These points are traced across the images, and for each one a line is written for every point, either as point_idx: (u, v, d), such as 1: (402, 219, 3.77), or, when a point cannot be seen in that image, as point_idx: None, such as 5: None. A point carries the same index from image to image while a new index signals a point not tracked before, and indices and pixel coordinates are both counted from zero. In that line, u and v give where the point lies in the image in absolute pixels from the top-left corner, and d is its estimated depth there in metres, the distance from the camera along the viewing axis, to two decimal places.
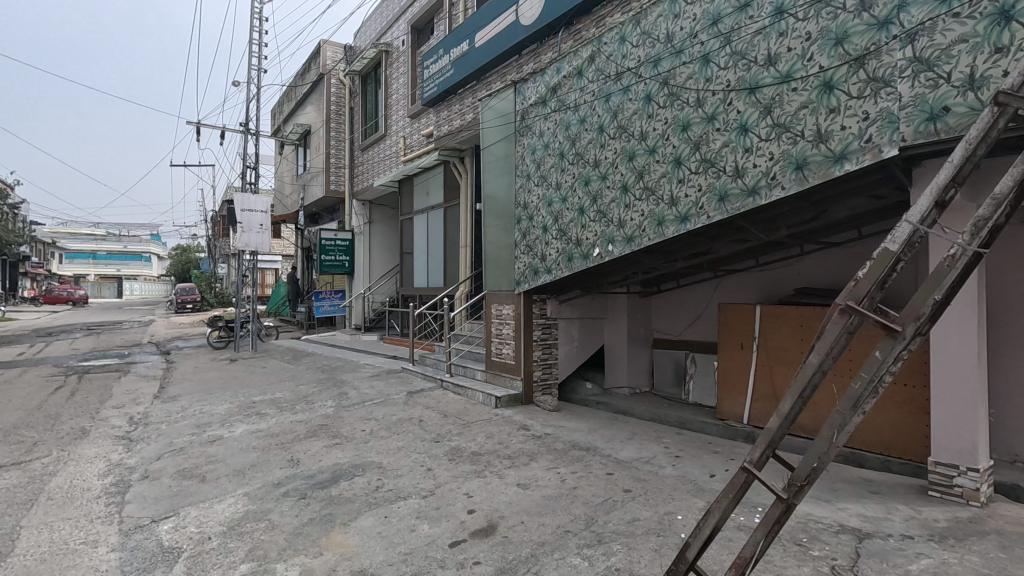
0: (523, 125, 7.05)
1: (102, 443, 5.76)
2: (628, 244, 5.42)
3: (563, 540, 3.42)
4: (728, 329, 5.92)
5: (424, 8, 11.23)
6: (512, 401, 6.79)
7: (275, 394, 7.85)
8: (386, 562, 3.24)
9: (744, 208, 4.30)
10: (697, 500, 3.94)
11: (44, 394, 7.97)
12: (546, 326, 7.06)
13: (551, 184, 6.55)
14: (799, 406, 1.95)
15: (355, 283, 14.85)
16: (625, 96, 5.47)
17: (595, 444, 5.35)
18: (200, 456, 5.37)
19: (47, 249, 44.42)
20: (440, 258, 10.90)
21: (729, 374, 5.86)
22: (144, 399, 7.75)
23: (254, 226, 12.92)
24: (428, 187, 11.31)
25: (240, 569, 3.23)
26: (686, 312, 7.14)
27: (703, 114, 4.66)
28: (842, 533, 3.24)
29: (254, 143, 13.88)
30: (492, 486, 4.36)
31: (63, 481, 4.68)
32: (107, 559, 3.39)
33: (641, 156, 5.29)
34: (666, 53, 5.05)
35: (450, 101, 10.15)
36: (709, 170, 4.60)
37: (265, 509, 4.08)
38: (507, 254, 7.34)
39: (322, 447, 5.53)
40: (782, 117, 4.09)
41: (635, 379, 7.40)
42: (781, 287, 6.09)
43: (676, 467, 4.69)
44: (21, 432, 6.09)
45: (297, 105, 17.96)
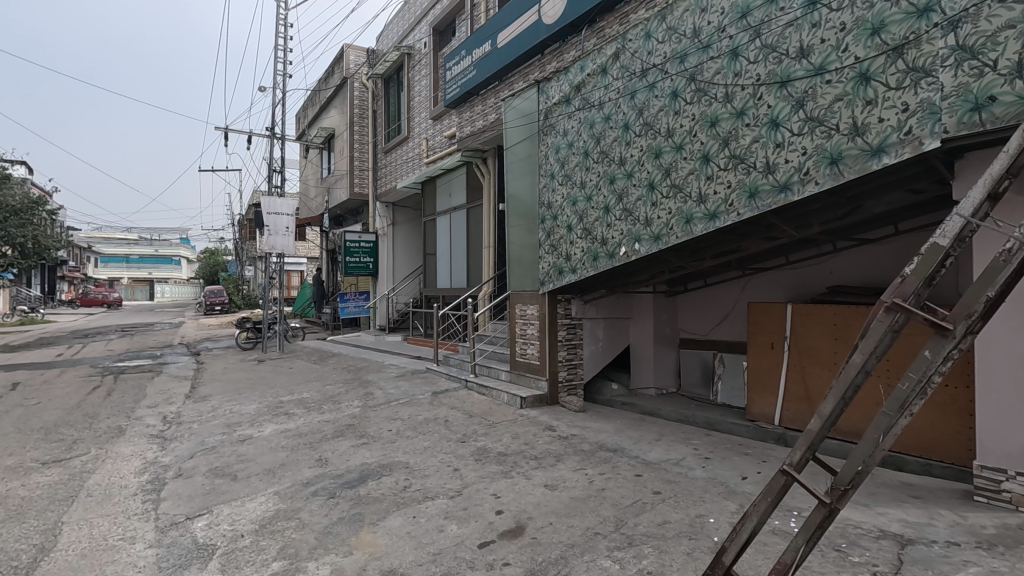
0: (547, 124, 7.02)
1: (137, 442, 5.90)
2: (655, 242, 5.35)
3: (593, 542, 3.38)
4: (758, 328, 5.80)
5: (445, 11, 11.29)
6: (537, 402, 6.76)
7: (303, 394, 7.96)
8: (416, 562, 3.24)
9: (776, 204, 4.21)
10: (730, 503, 3.86)
11: (83, 394, 8.24)
12: (571, 327, 7.01)
13: (576, 184, 6.52)
14: (842, 408, 1.88)
15: (379, 284, 15.00)
16: (651, 93, 5.41)
17: (622, 446, 5.30)
18: (231, 455, 5.45)
19: (83, 254, 45.83)
20: (463, 258, 10.94)
21: (759, 374, 5.74)
22: (177, 399, 7.93)
23: (280, 229, 13.13)
24: (451, 188, 11.35)
25: (272, 567, 3.27)
26: (713, 312, 7.04)
27: (732, 109, 4.58)
28: (883, 539, 3.14)
29: (279, 146, 14.10)
30: (520, 487, 4.34)
31: (101, 479, 4.80)
32: (144, 555, 3.46)
33: (668, 153, 5.22)
34: (693, 48, 4.97)
35: (473, 102, 10.18)
36: (739, 166, 4.51)
37: (295, 508, 4.12)
38: (530, 254, 7.31)
39: (350, 446, 5.57)
40: (815, 111, 3.98)
41: (661, 380, 7.31)
42: (812, 286, 5.95)
43: (707, 469, 4.61)
44: (60, 431, 6.27)
45: (321, 110, 18.23)
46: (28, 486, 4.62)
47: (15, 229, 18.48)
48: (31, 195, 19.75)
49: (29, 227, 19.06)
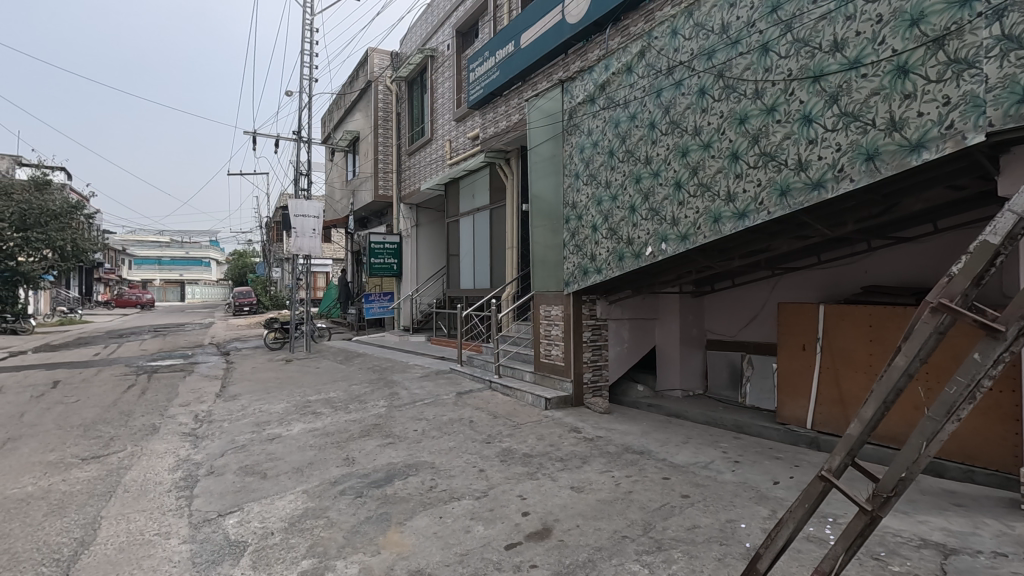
0: (571, 124, 6.98)
1: (171, 440, 6.04)
2: (682, 242, 5.27)
3: (621, 546, 3.34)
4: (789, 329, 5.68)
5: (469, 12, 11.33)
6: (562, 403, 6.72)
7: (330, 394, 8.06)
8: (442, 563, 3.24)
9: (809, 202, 4.10)
10: (761, 508, 3.77)
11: (120, 392, 8.49)
12: (596, 327, 6.96)
13: (600, 183, 6.47)
14: (884, 412, 1.81)
15: (404, 285, 15.14)
16: (677, 91, 5.34)
17: (649, 448, 5.23)
18: (261, 454, 5.54)
19: (118, 256, 47.34)
20: (486, 258, 10.96)
21: (791, 377, 5.61)
22: (208, 397, 8.10)
23: (306, 231, 13.33)
24: (474, 189, 11.38)
25: (302, 565, 3.32)
26: (741, 313, 6.92)
27: (762, 106, 4.49)
28: (924, 548, 3.03)
29: (306, 150, 14.33)
30: (546, 489, 4.32)
31: (137, 475, 4.94)
32: (179, 550, 3.54)
33: (695, 152, 5.15)
34: (721, 44, 4.89)
35: (496, 103, 10.19)
36: (770, 164, 4.43)
37: (323, 507, 4.17)
38: (555, 254, 7.28)
39: (376, 446, 5.62)
40: (850, 106, 3.88)
41: (688, 381, 7.21)
42: (845, 286, 5.80)
43: (737, 473, 4.51)
44: (99, 427, 6.48)
45: (346, 113, 18.49)
46: (69, 481, 4.77)
47: (56, 233, 19.16)
48: (71, 200, 20.48)
49: (69, 231, 19.72)
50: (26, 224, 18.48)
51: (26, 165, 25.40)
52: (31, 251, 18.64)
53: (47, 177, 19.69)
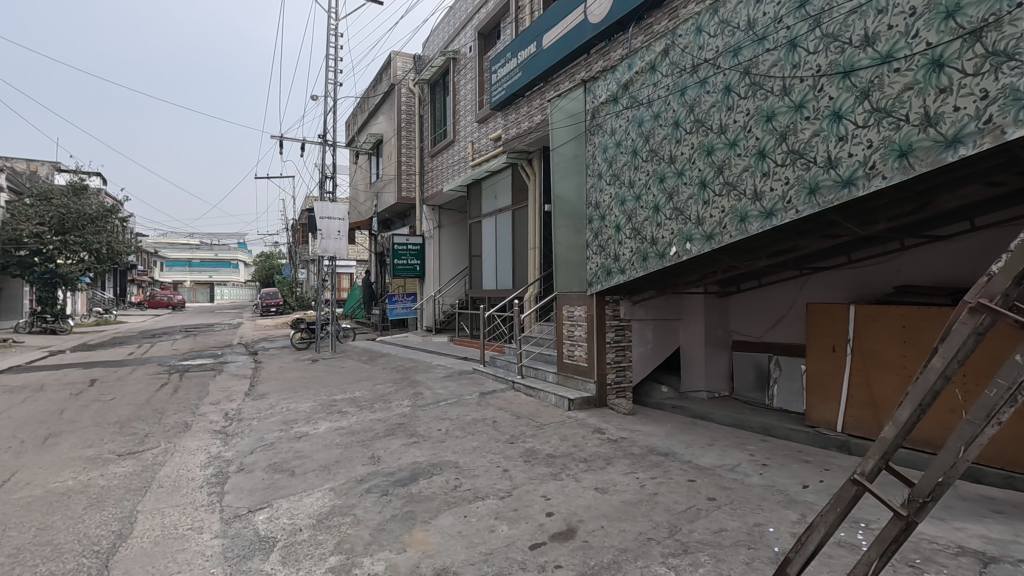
0: (594, 123, 6.96)
1: (202, 437, 6.21)
2: (707, 242, 5.21)
3: (646, 548, 3.32)
4: (818, 331, 5.57)
5: (490, 14, 11.38)
6: (585, 404, 6.69)
7: (355, 393, 8.18)
8: (467, 562, 3.26)
9: (839, 200, 4.01)
10: (790, 512, 3.70)
11: (153, 390, 8.74)
12: (620, 328, 6.93)
13: (624, 183, 6.44)
14: (920, 415, 1.77)
15: (426, 286, 15.28)
16: (702, 89, 5.28)
17: (674, 450, 5.18)
18: (289, 451, 5.66)
19: (150, 258, 48.75)
20: (508, 259, 11.00)
21: (820, 380, 5.49)
22: (237, 396, 8.29)
23: (332, 233, 13.53)
24: (496, 190, 11.42)
25: (329, 561, 3.37)
26: (768, 314, 6.81)
27: (790, 102, 4.42)
28: (961, 556, 2.94)
29: (331, 153, 14.56)
30: (569, 489, 4.31)
31: (171, 471, 5.08)
32: (211, 545, 3.63)
33: (720, 150, 5.09)
34: (747, 41, 4.82)
35: (518, 104, 10.23)
36: (798, 162, 4.35)
37: (349, 505, 4.23)
38: (577, 254, 7.27)
39: (401, 445, 5.68)
40: (881, 101, 3.79)
41: (713, 383, 7.18)
42: (876, 286, 5.66)
43: (764, 476, 4.44)
44: (134, 425, 6.68)
45: (369, 116, 18.77)
46: (106, 476, 4.94)
47: (92, 236, 19.80)
48: (106, 204, 21.13)
49: (104, 234, 20.33)
50: (64, 228, 19.14)
51: (65, 170, 26.32)
52: (69, 254, 19.29)
53: (84, 182, 20.38)
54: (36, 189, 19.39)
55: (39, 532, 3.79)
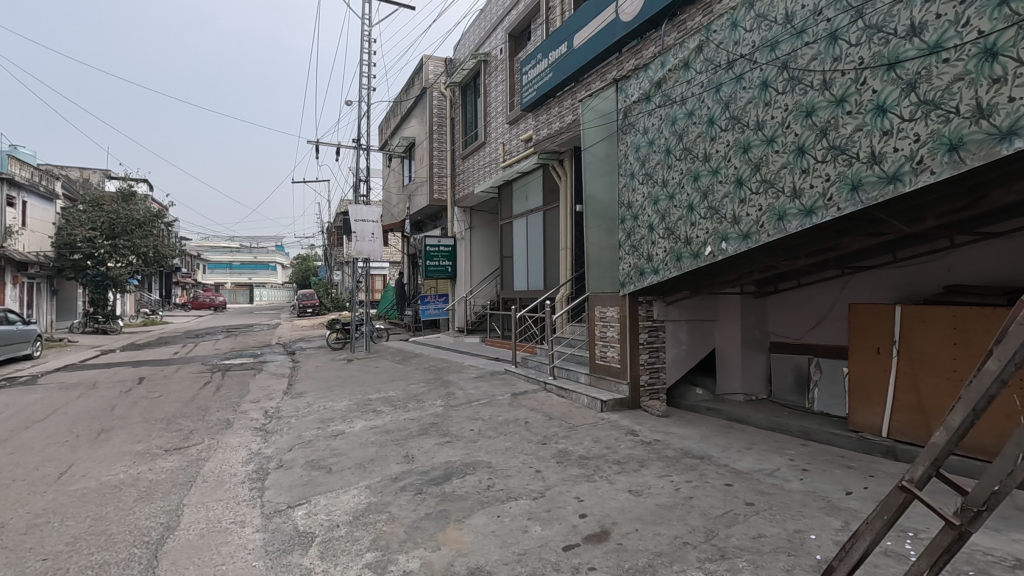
0: (626, 122, 6.90)
1: (243, 434, 6.41)
2: (744, 241, 5.10)
3: (682, 552, 3.27)
4: (862, 331, 5.38)
5: (521, 15, 11.40)
6: (618, 405, 6.62)
7: (389, 393, 8.31)
8: (501, 562, 3.28)
9: (884, 197, 3.87)
10: (833, 519, 3.59)
11: (197, 388, 9.07)
12: (654, 329, 6.85)
13: (657, 183, 6.36)
14: (974, 421, 1.68)
15: (458, 287, 15.41)
16: (738, 86, 5.18)
17: (710, 453, 5.08)
18: (326, 449, 5.79)
19: (193, 261, 50.61)
20: (539, 259, 10.99)
21: (864, 382, 5.31)
22: (276, 395, 8.52)
23: (366, 235, 13.78)
24: (527, 191, 11.42)
25: (366, 557, 3.44)
26: (807, 314, 6.63)
27: (831, 97, 4.29)
28: (1019, 569, 2.80)
29: (365, 157, 14.83)
30: (603, 491, 4.28)
31: (214, 467, 5.27)
32: (253, 539, 3.75)
33: (757, 147, 4.98)
34: (785, 34, 4.71)
35: (548, 105, 10.22)
36: (839, 158, 4.22)
37: (384, 502, 4.31)
38: (610, 255, 7.21)
39: (434, 444, 5.74)
40: (929, 93, 3.64)
41: (750, 386, 7.02)
42: (924, 285, 5.44)
43: (805, 482, 4.31)
44: (179, 421, 6.95)
45: (401, 120, 19.05)
46: (154, 470, 5.15)
47: (140, 240, 20.65)
48: (153, 209, 22.03)
49: (151, 238, 21.19)
50: (114, 233, 20.01)
51: (115, 177, 27.61)
52: (118, 257, 20.17)
53: (132, 188, 21.28)
54: (88, 196, 20.39)
55: (94, 522, 3.98)
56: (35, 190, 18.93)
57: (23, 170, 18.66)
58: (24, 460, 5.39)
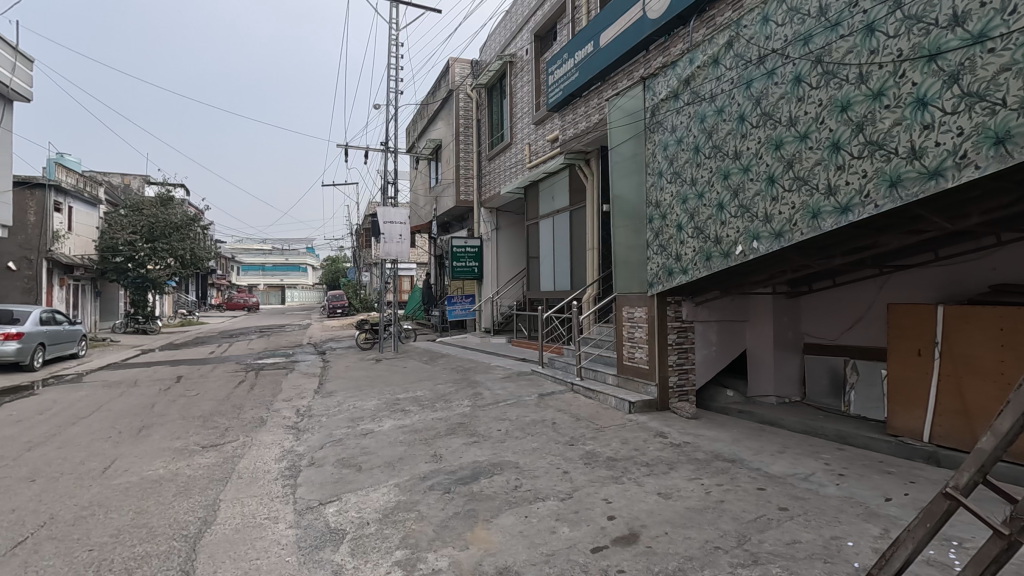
0: (653, 121, 6.83)
1: (276, 432, 6.56)
2: (776, 240, 4.99)
3: (713, 556, 3.22)
4: (901, 333, 5.20)
5: (547, 15, 11.38)
6: (647, 407, 6.55)
7: (417, 392, 8.39)
8: (529, 562, 3.28)
9: (925, 192, 3.73)
10: (871, 526, 3.48)
11: (232, 387, 9.33)
12: (682, 330, 6.76)
13: (685, 181, 6.27)
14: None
15: (485, 287, 15.48)
16: (769, 81, 5.07)
17: (741, 457, 4.98)
18: (356, 447, 5.88)
19: (227, 263, 52.10)
20: (565, 260, 10.97)
21: (904, 386, 5.12)
22: (307, 393, 8.71)
23: (394, 236, 13.94)
24: (553, 191, 11.40)
25: (396, 555, 3.48)
26: (843, 315, 6.44)
27: (867, 90, 4.16)
28: None
29: (392, 159, 15.01)
30: (632, 493, 4.24)
31: (249, 463, 5.41)
32: (286, 534, 3.83)
33: (790, 143, 4.87)
34: (819, 28, 4.59)
35: (575, 104, 10.18)
36: (877, 153, 4.09)
37: (414, 501, 4.35)
38: (637, 255, 7.14)
39: (462, 444, 5.78)
40: (973, 85, 3.50)
41: (783, 388, 6.89)
42: (968, 285, 5.23)
43: (841, 487, 4.19)
44: (215, 419, 7.16)
45: (428, 123, 19.24)
46: (192, 466, 5.32)
47: (177, 243, 21.32)
48: (190, 213, 22.73)
49: (188, 241, 21.87)
50: (153, 236, 20.73)
51: (154, 183, 28.62)
52: (157, 260, 20.86)
53: (170, 193, 21.98)
54: (129, 200, 21.15)
55: (136, 516, 4.13)
56: (80, 195, 19.74)
57: (69, 176, 19.50)
58: (71, 455, 5.62)
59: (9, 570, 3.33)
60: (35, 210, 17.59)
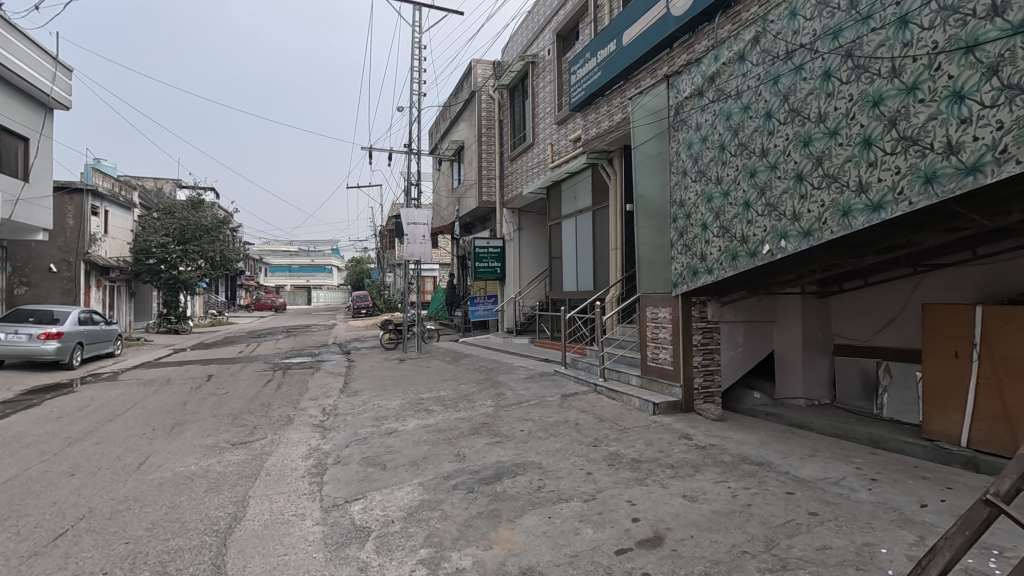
0: (677, 119, 6.75)
1: (303, 430, 6.68)
2: (805, 238, 4.88)
3: (741, 561, 3.16)
4: (938, 334, 5.04)
5: (569, 15, 11.35)
6: (671, 408, 6.47)
7: (440, 392, 8.44)
8: (553, 563, 3.27)
9: (962, 189, 3.61)
10: (906, 533, 3.38)
11: (260, 385, 9.53)
12: (707, 330, 6.66)
13: (710, 180, 6.17)
14: None
15: (507, 288, 15.50)
16: (797, 77, 4.98)
17: (769, 460, 4.89)
18: (381, 446, 5.95)
19: (254, 264, 53.29)
20: (588, 260, 10.91)
21: (940, 388, 4.97)
22: (333, 392, 8.85)
23: (417, 237, 14.06)
24: (576, 191, 11.35)
25: (420, 553, 3.52)
26: (876, 315, 6.27)
27: (901, 85, 4.05)
28: None
29: (415, 161, 15.15)
30: (656, 496, 4.20)
31: (277, 461, 5.52)
32: (313, 531, 3.90)
33: (819, 140, 4.76)
34: (849, 21, 4.49)
35: (598, 103, 10.13)
36: (911, 149, 3.97)
37: (437, 500, 4.38)
38: (661, 254, 7.06)
39: (486, 444, 5.80)
40: (1014, 76, 3.37)
41: (812, 390, 6.75)
42: (1008, 284, 5.04)
43: (874, 492, 4.08)
44: (245, 417, 7.33)
45: (451, 124, 19.36)
46: (223, 463, 5.45)
47: (208, 245, 21.85)
48: (219, 216, 23.30)
49: (218, 243, 22.41)
50: (185, 239, 21.29)
51: (185, 187, 29.42)
52: (188, 261, 21.42)
53: (201, 197, 22.55)
54: (162, 204, 21.76)
55: (170, 510, 4.25)
56: (115, 200, 20.41)
57: (105, 181, 20.17)
58: (108, 451, 5.82)
59: (51, 561, 3.45)
60: (73, 214, 18.23)
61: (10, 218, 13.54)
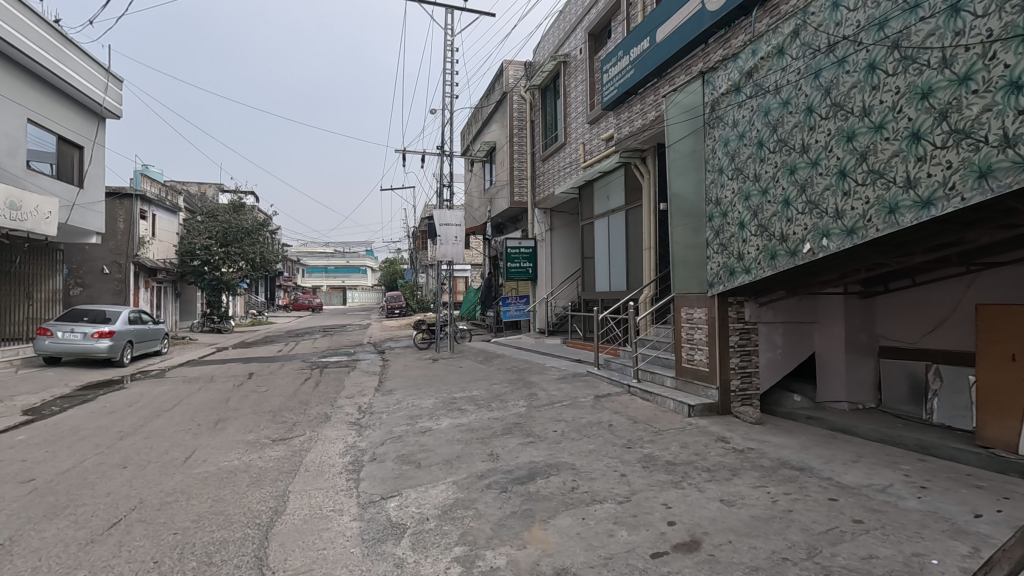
0: (713, 116, 6.62)
1: (340, 428, 6.83)
2: (848, 236, 4.73)
3: (781, 568, 3.09)
4: (994, 334, 4.81)
5: (602, 13, 11.28)
6: (707, 410, 6.35)
7: (473, 392, 8.49)
8: (586, 564, 3.26)
9: (1019, 183, 3.43)
10: (958, 544, 3.23)
11: (298, 384, 9.77)
12: (745, 332, 6.51)
13: (748, 178, 6.03)
14: None
15: (539, 288, 15.48)
16: (840, 70, 4.82)
17: (810, 465, 4.75)
18: (415, 444, 6.03)
19: (292, 266, 54.68)
20: (621, 260, 10.81)
21: (997, 393, 4.73)
22: (368, 391, 9.00)
23: (449, 238, 14.18)
24: (608, 190, 11.26)
25: (455, 551, 3.55)
26: (924, 317, 6.02)
27: (951, 75, 3.88)
28: None
29: (448, 162, 15.31)
30: (693, 499, 4.13)
31: (315, 457, 5.66)
32: (350, 527, 3.98)
33: (864, 134, 4.59)
34: (896, 10, 4.32)
35: (631, 102, 10.02)
36: (963, 142, 3.80)
37: (471, 498, 4.42)
38: (697, 254, 6.93)
39: (518, 444, 5.82)
40: None
41: (856, 394, 6.52)
42: None
43: (923, 501, 3.92)
44: (285, 413, 7.54)
45: (483, 125, 19.45)
46: (263, 458, 5.62)
47: (248, 247, 22.55)
48: (259, 219, 24.02)
49: (258, 245, 23.11)
50: (227, 241, 22.01)
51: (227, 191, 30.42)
52: (230, 263, 22.15)
53: (242, 200, 23.29)
54: (206, 207, 22.58)
55: (214, 503, 4.41)
56: (162, 204, 21.27)
57: (153, 186, 21.06)
58: (157, 445, 6.07)
59: (106, 549, 3.63)
60: (124, 218, 19.10)
61: (66, 223, 14.26)
